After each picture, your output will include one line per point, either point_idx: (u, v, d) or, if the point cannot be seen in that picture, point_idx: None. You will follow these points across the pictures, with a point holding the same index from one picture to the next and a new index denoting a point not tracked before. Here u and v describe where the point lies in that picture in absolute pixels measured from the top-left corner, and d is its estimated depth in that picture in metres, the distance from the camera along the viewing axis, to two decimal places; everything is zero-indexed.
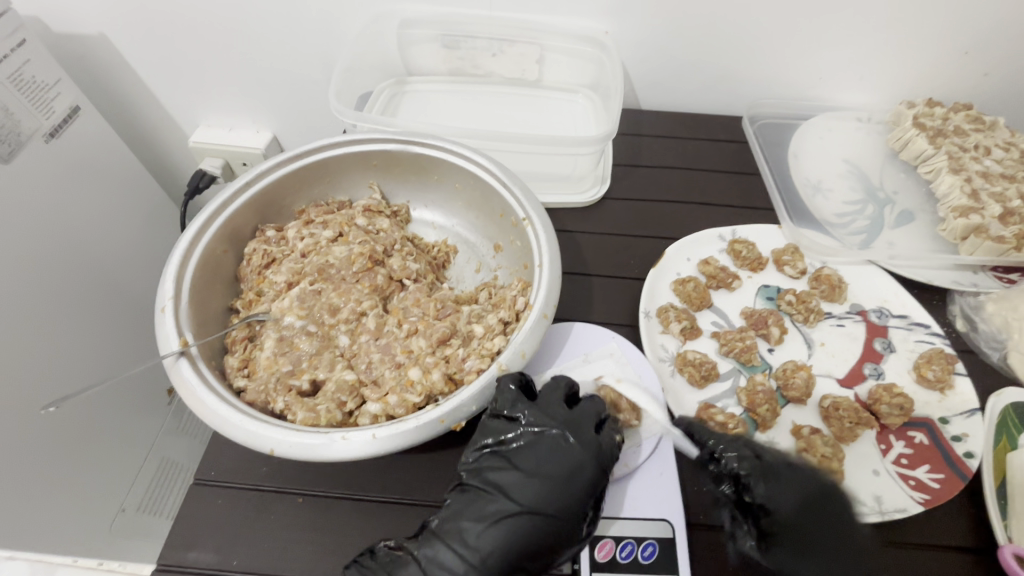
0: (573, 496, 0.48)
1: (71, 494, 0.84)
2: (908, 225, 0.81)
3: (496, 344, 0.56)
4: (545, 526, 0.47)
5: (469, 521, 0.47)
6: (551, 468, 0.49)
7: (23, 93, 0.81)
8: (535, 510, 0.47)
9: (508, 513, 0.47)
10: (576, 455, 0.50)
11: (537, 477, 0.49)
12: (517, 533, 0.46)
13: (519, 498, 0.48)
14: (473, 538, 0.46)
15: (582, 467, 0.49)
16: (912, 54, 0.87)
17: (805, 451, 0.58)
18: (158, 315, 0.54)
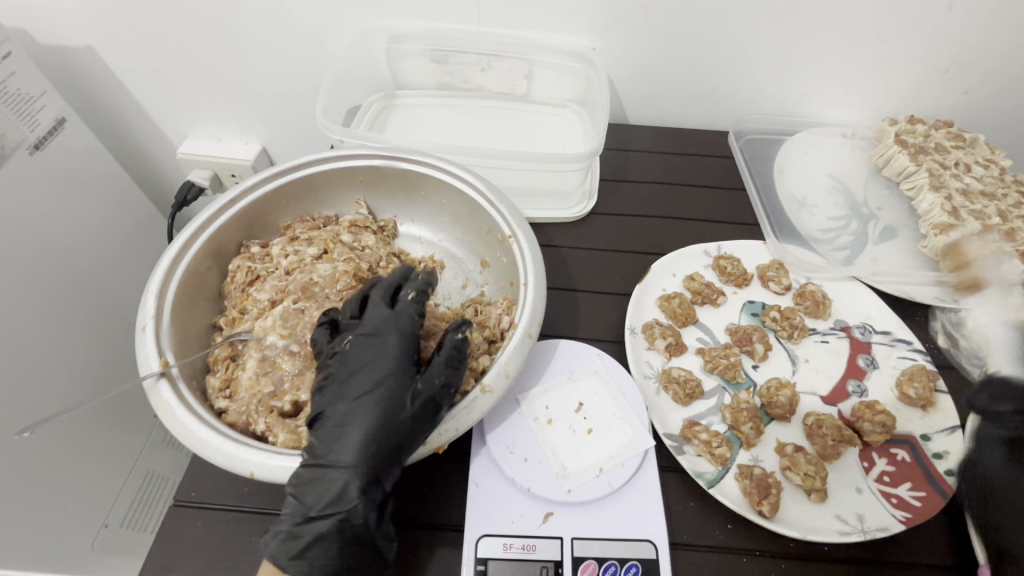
0: (392, 366, 0.50)
1: (53, 513, 0.82)
2: (890, 241, 0.82)
3: (484, 362, 0.58)
4: (392, 394, 0.49)
5: (334, 435, 0.48)
6: (367, 360, 0.51)
7: (7, 106, 0.81)
8: (376, 383, 0.49)
9: (360, 402, 0.49)
10: (391, 321, 0.53)
11: (365, 366, 0.51)
12: (373, 413, 0.48)
13: (360, 385, 0.50)
14: (347, 442, 0.47)
15: (388, 341, 0.52)
16: (894, 72, 0.88)
17: (789, 470, 0.58)
18: (139, 335, 0.53)
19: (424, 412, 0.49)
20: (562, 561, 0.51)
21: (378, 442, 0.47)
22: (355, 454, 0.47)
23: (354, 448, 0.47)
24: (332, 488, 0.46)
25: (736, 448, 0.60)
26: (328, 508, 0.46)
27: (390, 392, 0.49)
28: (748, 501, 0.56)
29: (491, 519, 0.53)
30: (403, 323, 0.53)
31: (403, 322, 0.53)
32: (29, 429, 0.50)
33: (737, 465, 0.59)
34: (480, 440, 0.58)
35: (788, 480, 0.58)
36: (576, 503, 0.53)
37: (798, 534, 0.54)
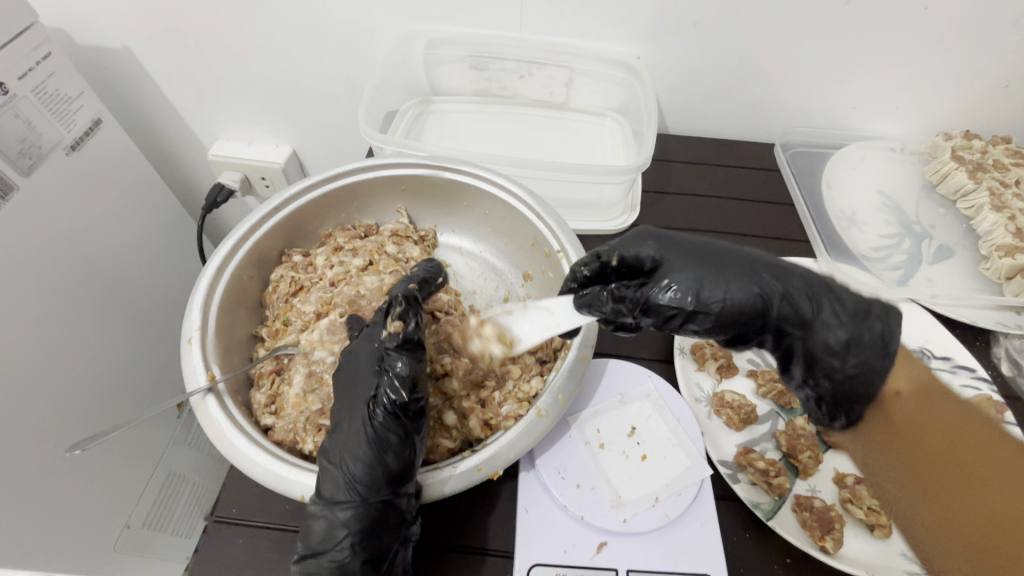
0: (361, 388, 0.49)
1: (71, 518, 0.81)
2: (946, 261, 0.79)
3: (533, 387, 0.56)
4: (363, 423, 0.47)
5: (322, 472, 0.46)
6: (343, 385, 0.50)
7: (46, 105, 0.80)
8: (352, 416, 0.48)
9: (341, 434, 0.47)
10: (364, 346, 0.52)
11: (342, 393, 0.50)
12: (352, 446, 0.46)
13: (341, 417, 0.48)
14: (334, 477, 0.45)
15: (359, 361, 0.51)
16: (950, 86, 0.85)
17: (851, 503, 0.55)
18: (184, 347, 0.52)
19: (393, 431, 0.47)
20: None
21: (363, 473, 0.45)
22: (344, 489, 0.45)
23: (343, 484, 0.45)
24: (328, 523, 0.44)
25: (793, 477, 0.58)
26: (324, 544, 0.44)
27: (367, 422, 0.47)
28: (808, 535, 0.52)
29: (542, 548, 0.50)
30: (370, 342, 0.52)
31: (366, 344, 0.52)
32: (81, 448, 0.55)
33: (793, 496, 0.56)
34: (530, 464, 0.56)
35: (850, 513, 0.55)
36: (630, 534, 0.51)
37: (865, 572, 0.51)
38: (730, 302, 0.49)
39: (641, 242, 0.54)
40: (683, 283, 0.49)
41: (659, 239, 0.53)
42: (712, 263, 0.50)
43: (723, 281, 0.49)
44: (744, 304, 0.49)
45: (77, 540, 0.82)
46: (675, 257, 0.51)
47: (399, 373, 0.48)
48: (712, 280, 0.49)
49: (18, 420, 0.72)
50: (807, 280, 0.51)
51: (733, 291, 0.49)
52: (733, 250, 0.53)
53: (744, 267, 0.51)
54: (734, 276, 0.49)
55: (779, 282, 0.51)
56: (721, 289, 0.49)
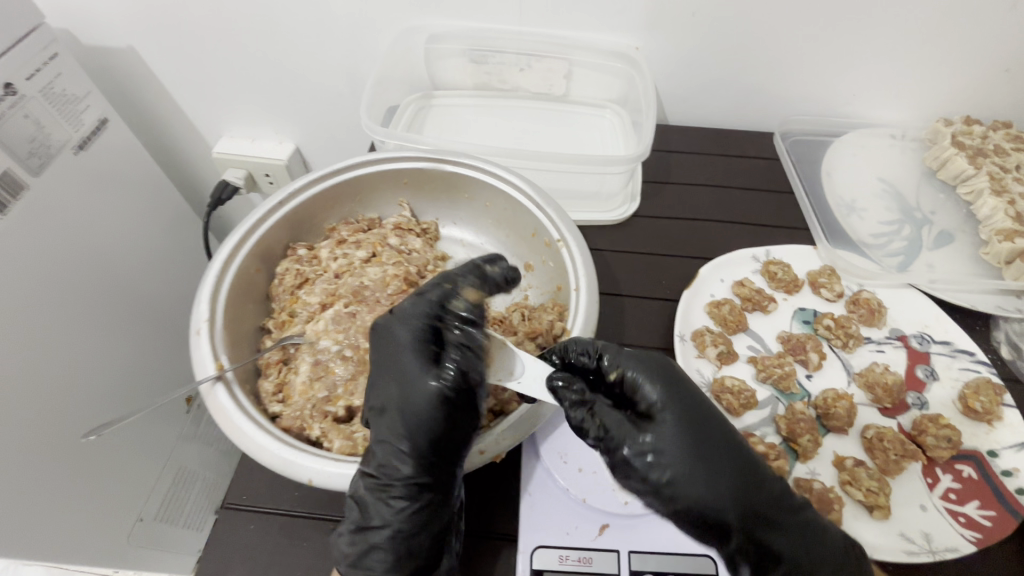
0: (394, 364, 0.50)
1: (88, 508, 0.83)
2: (946, 247, 0.79)
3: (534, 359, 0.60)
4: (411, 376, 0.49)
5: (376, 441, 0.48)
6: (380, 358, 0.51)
7: (53, 105, 0.81)
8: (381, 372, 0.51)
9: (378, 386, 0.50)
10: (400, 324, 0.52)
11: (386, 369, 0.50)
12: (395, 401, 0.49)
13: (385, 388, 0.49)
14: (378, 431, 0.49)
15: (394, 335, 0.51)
16: (950, 72, 0.85)
17: (849, 485, 0.56)
18: (193, 337, 0.53)
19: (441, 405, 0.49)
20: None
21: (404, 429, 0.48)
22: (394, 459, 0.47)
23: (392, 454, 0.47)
24: (371, 486, 0.47)
25: (793, 461, 0.59)
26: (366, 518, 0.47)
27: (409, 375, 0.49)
28: None
29: (545, 530, 0.52)
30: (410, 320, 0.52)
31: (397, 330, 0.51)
32: (94, 433, 0.56)
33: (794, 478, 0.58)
34: (532, 449, 0.57)
35: (849, 495, 0.56)
36: (631, 516, 0.53)
37: None
38: (694, 476, 0.44)
39: (646, 374, 0.48)
40: (661, 439, 0.45)
41: (666, 385, 0.48)
42: (703, 427, 0.46)
43: (709, 461, 0.44)
44: (707, 484, 0.44)
45: (92, 534, 0.84)
46: (675, 414, 0.46)
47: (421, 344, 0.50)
48: (689, 453, 0.45)
49: (35, 411, 0.75)
50: (784, 492, 0.46)
51: (703, 460, 0.44)
52: (728, 433, 0.47)
53: (720, 437, 0.46)
54: (717, 460, 0.45)
55: (757, 482, 0.45)
56: (697, 461, 0.44)
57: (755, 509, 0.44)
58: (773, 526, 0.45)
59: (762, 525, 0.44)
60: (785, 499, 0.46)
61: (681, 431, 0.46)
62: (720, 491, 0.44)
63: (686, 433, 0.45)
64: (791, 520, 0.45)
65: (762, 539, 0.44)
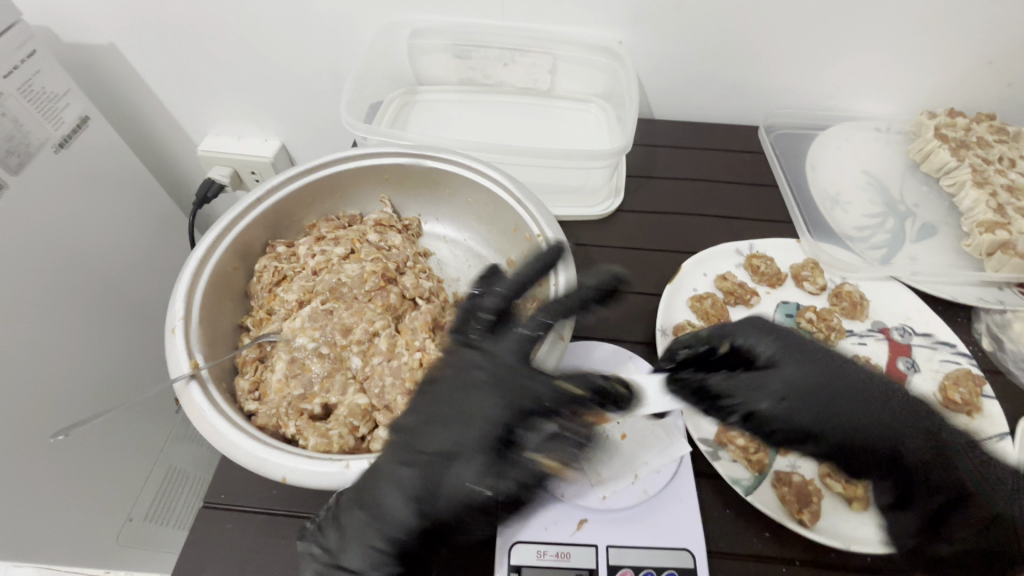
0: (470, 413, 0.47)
1: (78, 507, 0.83)
2: (929, 239, 0.79)
3: None
4: (477, 430, 0.47)
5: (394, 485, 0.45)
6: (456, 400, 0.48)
7: (31, 102, 0.80)
8: (461, 422, 0.47)
9: (434, 429, 0.47)
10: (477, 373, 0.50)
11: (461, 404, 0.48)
12: (462, 460, 0.46)
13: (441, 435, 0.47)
14: (392, 470, 0.46)
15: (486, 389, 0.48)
16: (934, 64, 0.85)
17: (830, 477, 0.56)
18: (168, 336, 0.53)
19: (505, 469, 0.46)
20: (597, 569, 0.50)
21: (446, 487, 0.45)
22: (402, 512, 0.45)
23: (404, 507, 0.45)
24: (364, 523, 0.45)
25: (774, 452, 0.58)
26: (344, 551, 0.45)
27: (473, 420, 0.47)
28: (787, 509, 0.54)
29: (523, 526, 0.51)
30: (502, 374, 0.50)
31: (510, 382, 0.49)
32: (63, 433, 0.54)
33: (775, 472, 0.57)
34: None
35: (828, 488, 0.56)
36: (609, 511, 0.52)
37: (841, 544, 0.52)
38: (818, 423, 0.48)
39: (752, 334, 0.53)
40: (776, 396, 0.49)
41: (773, 337, 0.52)
42: (811, 374, 0.50)
43: (839, 402, 0.48)
44: (830, 426, 0.48)
45: (78, 534, 0.83)
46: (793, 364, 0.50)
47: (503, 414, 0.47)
48: (817, 401, 0.48)
49: (22, 411, 0.75)
50: (919, 417, 0.49)
51: (821, 402, 0.48)
52: (849, 368, 0.51)
53: (831, 376, 0.50)
54: (846, 399, 0.49)
55: (892, 411, 0.49)
56: (824, 404, 0.48)
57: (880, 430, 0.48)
58: (920, 446, 0.48)
59: (907, 451, 0.48)
60: (920, 422, 0.49)
61: (801, 379, 0.49)
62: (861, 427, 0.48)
63: (811, 378, 0.49)
64: (935, 440, 0.49)
65: (915, 461, 0.48)
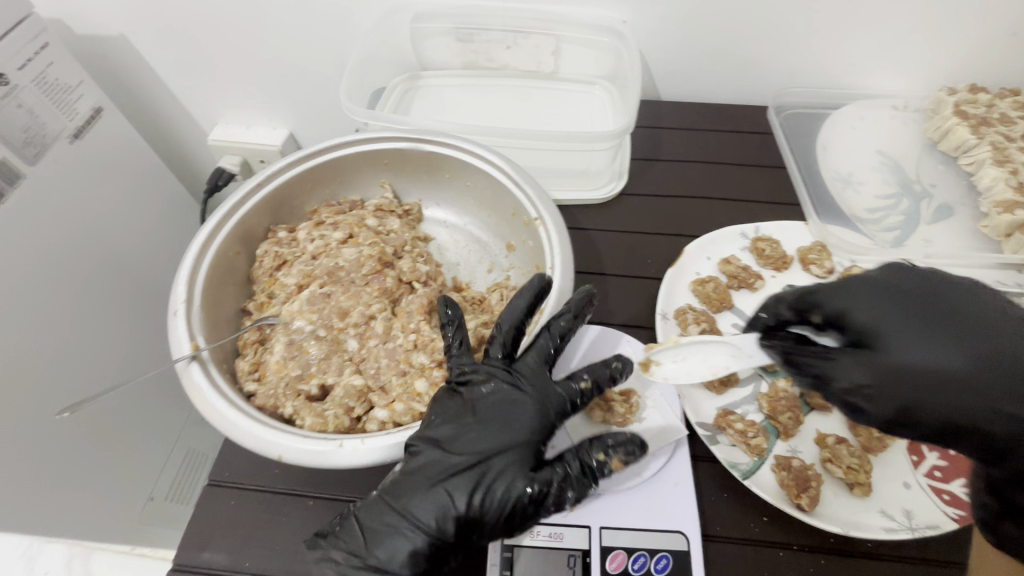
0: (491, 416, 0.50)
1: (102, 485, 0.87)
2: (946, 220, 0.77)
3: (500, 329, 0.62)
4: (508, 439, 0.49)
5: (416, 482, 0.47)
6: (482, 407, 0.51)
7: (46, 94, 0.82)
8: (505, 429, 0.49)
9: (472, 436, 0.49)
10: (491, 398, 0.51)
11: (493, 415, 0.50)
12: (509, 465, 0.48)
13: (467, 441, 0.49)
14: (427, 476, 0.48)
15: (510, 395, 0.51)
16: (956, 38, 0.81)
17: (830, 462, 0.55)
18: (170, 319, 0.54)
19: (558, 475, 0.48)
20: (590, 551, 0.50)
21: (489, 492, 0.47)
22: (426, 512, 0.46)
23: (429, 507, 0.46)
24: (389, 525, 0.46)
25: (773, 438, 0.58)
26: (358, 550, 0.46)
27: (516, 428, 0.50)
28: (785, 494, 0.53)
29: None
30: (542, 392, 0.51)
31: (538, 390, 0.51)
32: (69, 410, 0.56)
33: (773, 455, 0.56)
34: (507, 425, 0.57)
35: (829, 473, 0.55)
36: (604, 492, 0.53)
37: (839, 529, 0.51)
38: (926, 397, 0.43)
39: (858, 300, 0.48)
40: (879, 368, 0.44)
41: (879, 300, 0.47)
42: (928, 338, 0.44)
43: (954, 383, 0.42)
44: (937, 401, 0.43)
45: (98, 509, 0.86)
46: (895, 334, 0.45)
47: (525, 419, 0.50)
48: (919, 381, 0.43)
49: (42, 392, 0.77)
50: None
51: (934, 374, 0.43)
52: (978, 340, 0.43)
53: (954, 339, 0.43)
54: (963, 380, 0.42)
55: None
56: (926, 388, 0.43)
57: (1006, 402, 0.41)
58: None
59: None
60: None
61: (906, 352, 0.44)
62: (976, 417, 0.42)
63: (918, 355, 0.43)
64: None
65: None
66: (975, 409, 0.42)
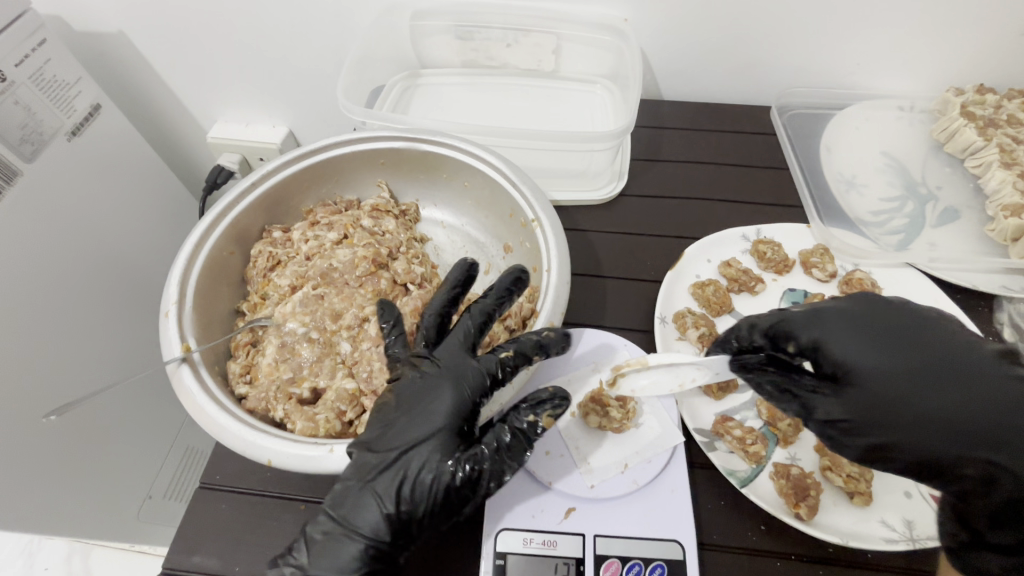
0: (412, 406, 0.49)
1: (99, 485, 0.87)
2: (952, 224, 0.75)
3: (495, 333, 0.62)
4: (429, 426, 0.48)
5: (349, 487, 0.46)
6: (403, 398, 0.49)
7: (44, 91, 0.82)
8: (425, 418, 0.48)
9: (398, 428, 0.48)
10: (410, 386, 0.50)
11: (413, 405, 0.49)
12: (432, 449, 0.47)
13: (393, 433, 0.48)
14: (358, 479, 0.46)
15: (428, 382, 0.50)
16: (964, 38, 0.80)
17: (830, 471, 0.54)
18: (161, 320, 0.53)
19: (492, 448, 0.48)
20: (584, 558, 0.49)
21: (417, 483, 0.46)
22: (363, 516, 0.45)
23: (365, 510, 0.45)
24: (330, 533, 0.45)
25: (772, 445, 0.57)
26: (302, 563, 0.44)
27: (441, 414, 0.48)
28: (783, 503, 0.52)
29: (511, 515, 0.51)
30: (459, 371, 0.50)
31: (456, 372, 0.50)
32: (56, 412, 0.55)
33: (772, 463, 0.55)
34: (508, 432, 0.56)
35: (829, 481, 0.54)
36: (598, 500, 0.52)
37: (839, 539, 0.50)
38: (902, 434, 0.44)
39: (831, 332, 0.48)
40: (852, 404, 0.46)
41: (852, 333, 0.48)
42: (897, 374, 0.46)
43: (927, 418, 0.44)
44: (911, 435, 0.44)
45: (94, 508, 0.85)
46: (868, 370, 0.46)
47: (442, 403, 0.48)
48: (891, 416, 0.45)
49: (37, 391, 0.76)
50: None
51: (906, 410, 0.45)
52: (942, 376, 0.45)
53: (928, 374, 0.45)
54: (933, 415, 0.44)
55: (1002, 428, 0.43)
56: (899, 424, 0.45)
57: (984, 434, 0.43)
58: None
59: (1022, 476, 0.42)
60: None
61: (880, 388, 0.45)
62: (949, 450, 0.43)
63: (889, 391, 0.45)
64: None
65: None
66: (958, 444, 0.43)
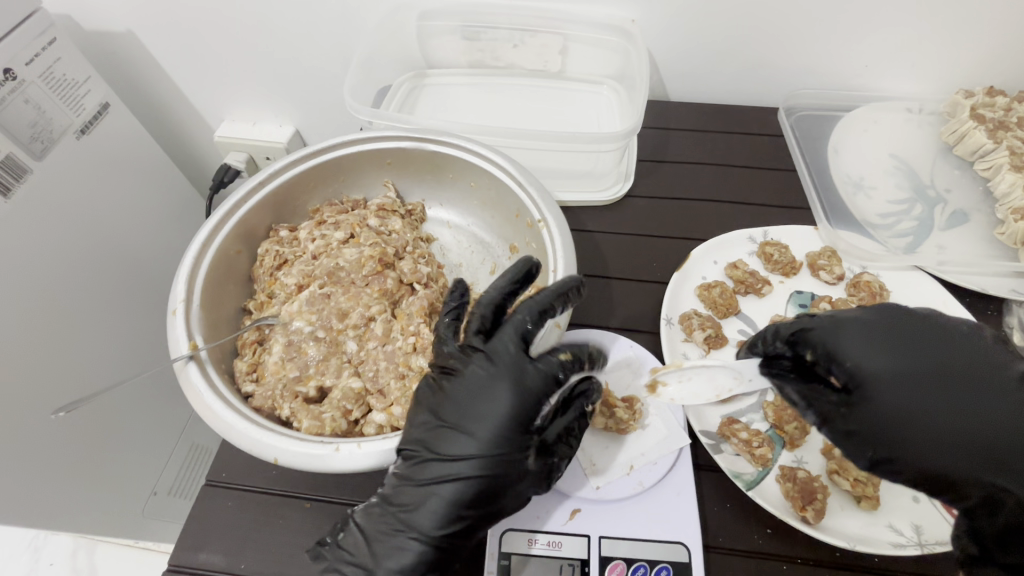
0: (470, 404, 0.48)
1: (105, 482, 0.87)
2: (960, 226, 0.75)
3: None
4: (489, 429, 0.47)
5: (410, 488, 0.47)
6: (460, 396, 0.48)
7: (54, 90, 0.82)
8: (485, 419, 0.47)
9: (456, 428, 0.47)
10: (468, 382, 0.49)
11: (472, 403, 0.48)
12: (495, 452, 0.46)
13: (453, 434, 0.47)
14: (421, 480, 0.47)
15: (487, 380, 0.48)
16: (975, 39, 0.79)
17: (837, 474, 0.54)
18: (169, 318, 0.54)
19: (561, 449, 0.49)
20: (588, 560, 0.49)
21: (479, 487, 0.46)
22: (424, 518, 0.46)
23: (427, 512, 0.46)
24: (389, 531, 0.46)
25: (779, 448, 0.56)
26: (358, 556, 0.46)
27: (500, 413, 0.47)
28: (790, 506, 0.52)
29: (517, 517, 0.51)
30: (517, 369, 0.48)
31: (514, 371, 0.48)
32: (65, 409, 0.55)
33: (779, 466, 0.55)
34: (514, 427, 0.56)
35: (836, 485, 0.54)
36: (604, 501, 0.52)
37: (847, 543, 0.49)
38: (912, 447, 0.45)
39: (852, 344, 0.48)
40: (868, 418, 0.46)
41: (872, 346, 0.48)
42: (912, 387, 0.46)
43: (935, 433, 0.45)
44: (920, 449, 0.45)
45: (101, 504, 0.86)
46: (887, 385, 0.46)
47: (501, 404, 0.47)
48: (902, 431, 0.45)
49: (46, 387, 0.77)
50: None
51: (915, 424, 0.45)
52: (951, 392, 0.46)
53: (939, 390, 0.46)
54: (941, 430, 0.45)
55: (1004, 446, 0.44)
56: (910, 438, 0.45)
57: (988, 455, 0.44)
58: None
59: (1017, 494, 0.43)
60: None
61: (896, 402, 0.46)
62: (954, 465, 0.44)
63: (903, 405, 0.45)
64: None
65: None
66: (964, 461, 0.44)
